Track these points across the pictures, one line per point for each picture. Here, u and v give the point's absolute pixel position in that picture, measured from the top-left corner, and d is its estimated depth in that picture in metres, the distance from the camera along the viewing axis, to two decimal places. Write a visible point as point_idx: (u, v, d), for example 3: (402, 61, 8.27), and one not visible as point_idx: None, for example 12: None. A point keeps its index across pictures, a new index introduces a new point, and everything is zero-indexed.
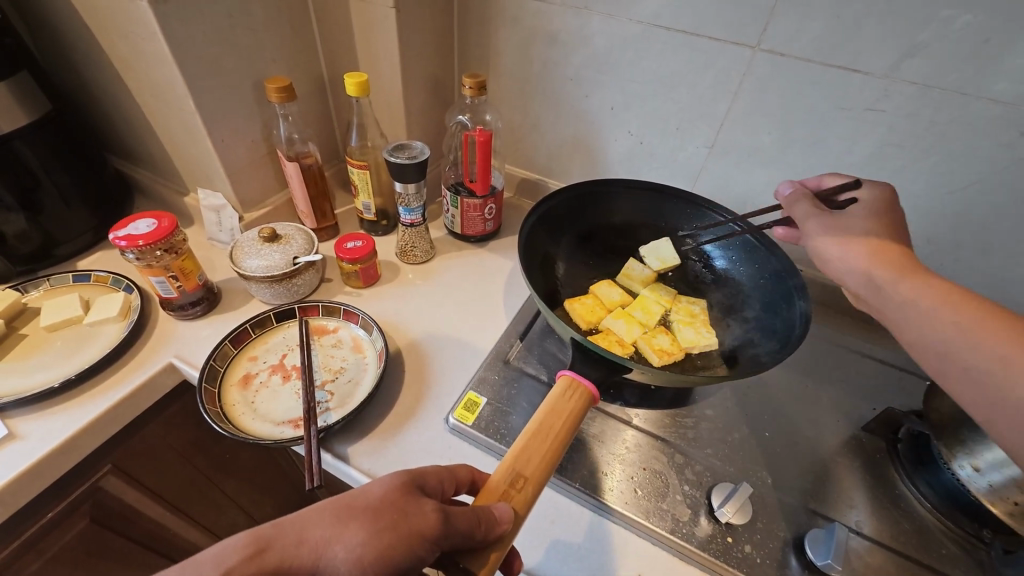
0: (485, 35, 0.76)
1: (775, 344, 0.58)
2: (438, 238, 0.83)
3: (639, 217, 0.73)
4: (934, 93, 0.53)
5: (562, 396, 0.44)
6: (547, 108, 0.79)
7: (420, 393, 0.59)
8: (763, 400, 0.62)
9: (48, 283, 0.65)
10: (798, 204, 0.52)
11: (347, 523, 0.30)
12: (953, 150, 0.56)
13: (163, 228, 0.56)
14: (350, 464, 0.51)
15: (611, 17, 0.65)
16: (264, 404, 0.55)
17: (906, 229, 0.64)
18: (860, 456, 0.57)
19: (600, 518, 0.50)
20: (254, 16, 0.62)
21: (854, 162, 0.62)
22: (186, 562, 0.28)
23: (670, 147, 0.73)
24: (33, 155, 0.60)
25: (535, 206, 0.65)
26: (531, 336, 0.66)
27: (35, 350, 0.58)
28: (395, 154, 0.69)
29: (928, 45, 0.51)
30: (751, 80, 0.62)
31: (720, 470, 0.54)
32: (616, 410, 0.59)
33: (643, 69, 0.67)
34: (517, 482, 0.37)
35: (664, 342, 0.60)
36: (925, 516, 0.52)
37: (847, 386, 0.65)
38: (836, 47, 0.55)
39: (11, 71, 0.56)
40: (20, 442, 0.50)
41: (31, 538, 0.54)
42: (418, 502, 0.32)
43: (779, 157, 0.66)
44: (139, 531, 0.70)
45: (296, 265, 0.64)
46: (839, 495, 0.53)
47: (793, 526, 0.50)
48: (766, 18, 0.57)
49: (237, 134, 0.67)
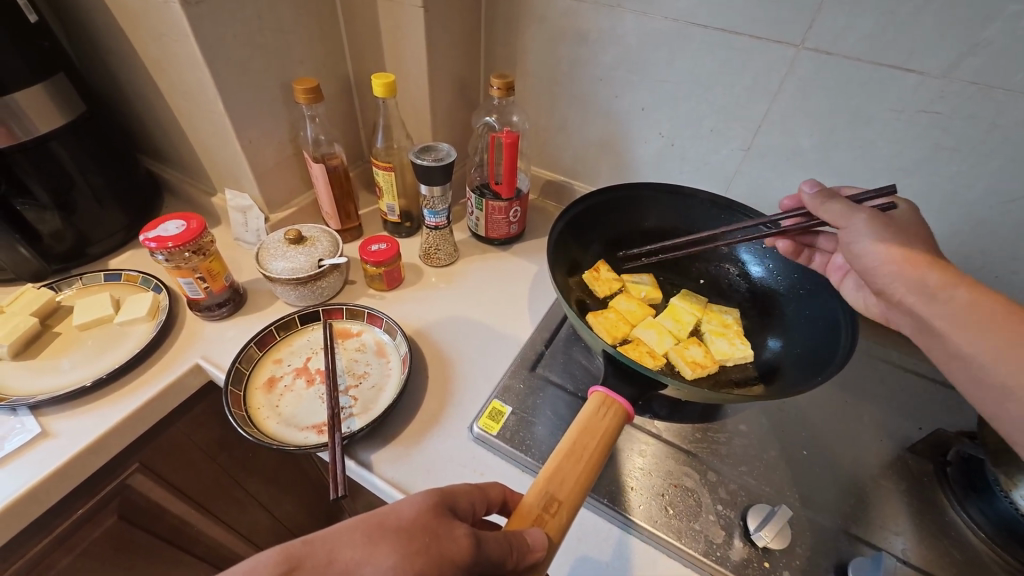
0: (513, 35, 0.74)
1: (816, 360, 0.55)
2: (462, 240, 0.82)
3: (669, 222, 0.70)
4: (997, 94, 0.50)
5: (595, 415, 0.43)
6: (574, 108, 0.77)
7: (444, 400, 0.58)
8: (800, 417, 0.59)
9: (81, 281, 0.66)
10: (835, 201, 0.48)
11: (379, 545, 0.29)
12: (1016, 154, 0.52)
13: (192, 229, 0.56)
14: (374, 472, 0.51)
15: (646, 14, 0.63)
16: (289, 407, 0.55)
17: (960, 238, 0.60)
18: (906, 479, 0.54)
19: (628, 535, 0.48)
20: (282, 17, 0.62)
21: (903, 167, 0.58)
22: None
23: (703, 150, 0.70)
24: (68, 156, 0.61)
25: (564, 211, 0.63)
26: (557, 345, 0.64)
27: (68, 348, 0.59)
28: (421, 156, 0.68)
29: (991, 43, 0.48)
30: (794, 80, 0.59)
31: (755, 489, 0.51)
32: (644, 422, 0.57)
33: (677, 68, 0.65)
34: (550, 506, 0.36)
35: (697, 354, 0.58)
36: (978, 546, 0.48)
37: (890, 402, 0.61)
38: (887, 45, 0.52)
39: (49, 73, 0.57)
40: (53, 440, 0.51)
41: (63, 534, 0.55)
42: (450, 525, 0.31)
43: (820, 161, 0.63)
44: (165, 528, 0.70)
45: (320, 268, 0.63)
46: (883, 519, 0.50)
47: (834, 553, 0.47)
48: (812, 15, 0.54)
49: (265, 135, 0.67)
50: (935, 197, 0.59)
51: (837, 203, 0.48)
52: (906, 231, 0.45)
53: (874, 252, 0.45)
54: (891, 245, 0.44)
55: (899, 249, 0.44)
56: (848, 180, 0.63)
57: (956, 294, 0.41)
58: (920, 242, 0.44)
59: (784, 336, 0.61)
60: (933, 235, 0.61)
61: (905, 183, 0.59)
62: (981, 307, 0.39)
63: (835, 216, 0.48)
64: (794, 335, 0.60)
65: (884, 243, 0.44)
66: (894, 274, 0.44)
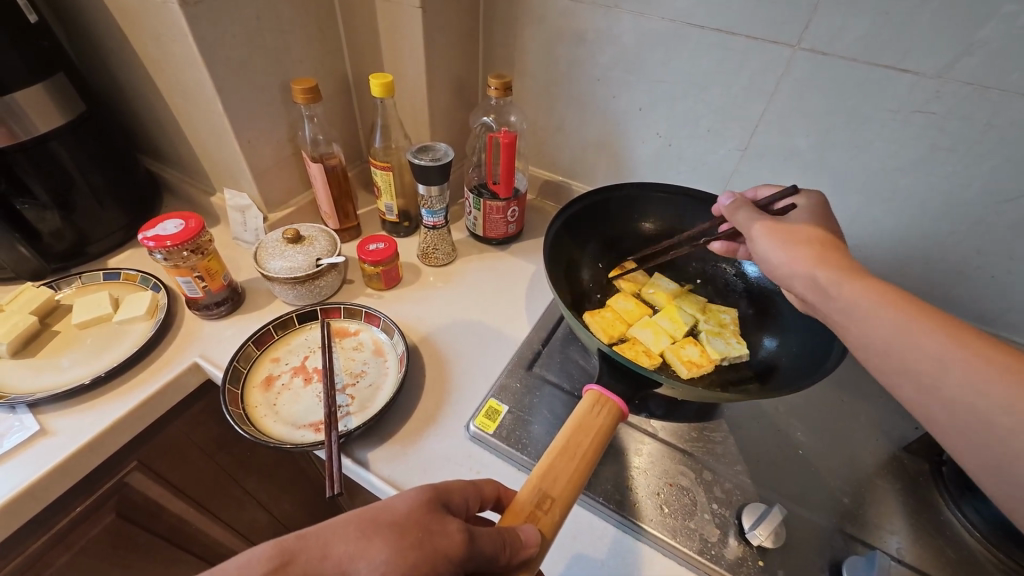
0: (510, 35, 0.75)
1: (812, 359, 0.55)
2: (460, 240, 0.82)
3: (667, 221, 0.70)
4: (992, 94, 0.50)
5: (589, 413, 0.43)
6: (572, 108, 0.77)
7: (441, 399, 0.58)
8: (796, 416, 0.59)
9: (80, 280, 0.66)
10: (742, 210, 0.50)
11: (372, 539, 0.30)
12: (1011, 154, 0.52)
13: (190, 228, 0.56)
14: (370, 470, 0.51)
15: (642, 15, 0.63)
16: (286, 406, 0.55)
17: (957, 237, 0.60)
18: (901, 479, 0.54)
19: (624, 534, 0.49)
20: (281, 18, 0.62)
21: (900, 167, 0.59)
22: (210, 572, 0.27)
23: (701, 151, 0.71)
24: (68, 155, 0.61)
25: (561, 210, 0.63)
26: (554, 344, 0.64)
27: (66, 347, 0.59)
28: (419, 156, 0.68)
29: (987, 43, 0.48)
30: (790, 80, 0.59)
31: (751, 488, 0.52)
32: (640, 421, 0.57)
33: (674, 68, 0.65)
34: (543, 503, 0.36)
35: (693, 353, 0.58)
36: (973, 545, 0.49)
37: (887, 402, 0.62)
38: (883, 46, 0.52)
39: (49, 73, 0.58)
40: (50, 438, 0.51)
41: (62, 531, 0.56)
42: (444, 521, 0.31)
43: (817, 161, 0.63)
44: (163, 526, 0.71)
45: (318, 267, 0.64)
46: (878, 519, 0.50)
47: (829, 551, 0.47)
48: (808, 16, 0.54)
49: (264, 135, 0.67)
50: (931, 197, 0.59)
51: (740, 211, 0.51)
52: (799, 231, 0.46)
53: (774, 253, 0.46)
54: (786, 248, 0.45)
55: (795, 247, 0.45)
56: (845, 180, 0.63)
57: (843, 289, 0.41)
58: (808, 238, 0.45)
59: (780, 335, 0.61)
60: (930, 235, 0.61)
61: (901, 182, 0.60)
62: (865, 298, 0.40)
63: (740, 223, 0.50)
64: (791, 335, 0.60)
65: (780, 246, 0.46)
66: (793, 272, 0.45)
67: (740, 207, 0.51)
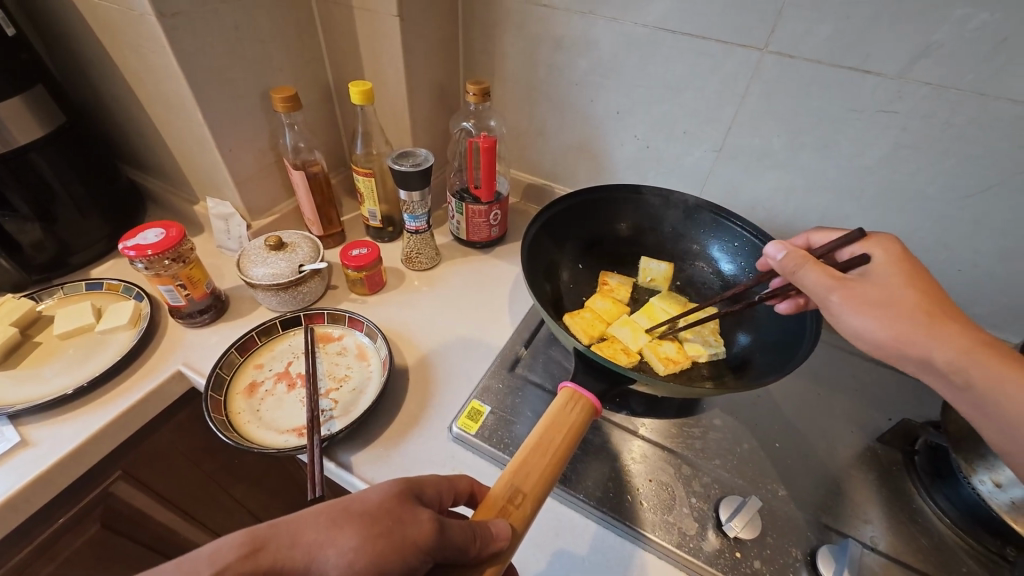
0: (490, 41, 0.76)
1: (784, 354, 0.57)
2: (444, 244, 0.83)
3: (643, 222, 0.72)
4: (950, 94, 0.52)
5: (563, 409, 0.44)
6: (552, 113, 0.78)
7: (425, 401, 0.59)
8: (773, 410, 0.60)
9: (62, 291, 0.66)
10: (808, 272, 0.45)
11: (342, 528, 0.30)
12: (971, 151, 0.54)
13: (171, 237, 0.57)
14: (353, 473, 0.51)
15: (617, 20, 0.64)
16: (269, 412, 0.55)
17: (924, 232, 0.62)
18: (875, 469, 0.55)
19: (605, 530, 0.49)
20: (260, 28, 0.63)
21: (868, 165, 0.60)
22: (178, 559, 0.27)
23: (678, 152, 0.72)
24: (47, 166, 0.61)
25: (540, 213, 0.65)
26: (536, 344, 0.65)
27: (48, 358, 0.59)
28: (400, 162, 0.69)
29: (943, 44, 0.49)
30: (760, 82, 0.60)
31: (728, 482, 0.53)
32: (622, 420, 0.58)
33: (649, 73, 0.67)
34: (516, 497, 0.37)
35: (670, 350, 0.59)
36: (944, 531, 0.50)
37: (862, 394, 0.63)
38: (846, 48, 0.54)
39: (28, 85, 0.58)
40: (32, 448, 0.51)
41: (45, 542, 0.55)
42: (415, 511, 0.32)
43: (788, 160, 0.65)
44: (150, 535, 0.71)
45: (301, 273, 0.64)
46: (853, 508, 0.51)
47: (805, 541, 0.48)
48: (774, 20, 0.56)
49: (245, 144, 0.68)
50: (898, 193, 0.60)
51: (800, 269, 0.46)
52: (884, 298, 0.43)
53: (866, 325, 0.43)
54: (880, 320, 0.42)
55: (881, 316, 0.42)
56: (815, 178, 0.65)
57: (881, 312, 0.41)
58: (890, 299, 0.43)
59: (755, 331, 0.63)
60: (899, 231, 0.63)
61: (869, 180, 0.61)
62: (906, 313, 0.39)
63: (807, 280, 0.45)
64: (765, 331, 0.62)
65: (870, 316, 0.42)
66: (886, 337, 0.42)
67: (804, 268, 0.45)
